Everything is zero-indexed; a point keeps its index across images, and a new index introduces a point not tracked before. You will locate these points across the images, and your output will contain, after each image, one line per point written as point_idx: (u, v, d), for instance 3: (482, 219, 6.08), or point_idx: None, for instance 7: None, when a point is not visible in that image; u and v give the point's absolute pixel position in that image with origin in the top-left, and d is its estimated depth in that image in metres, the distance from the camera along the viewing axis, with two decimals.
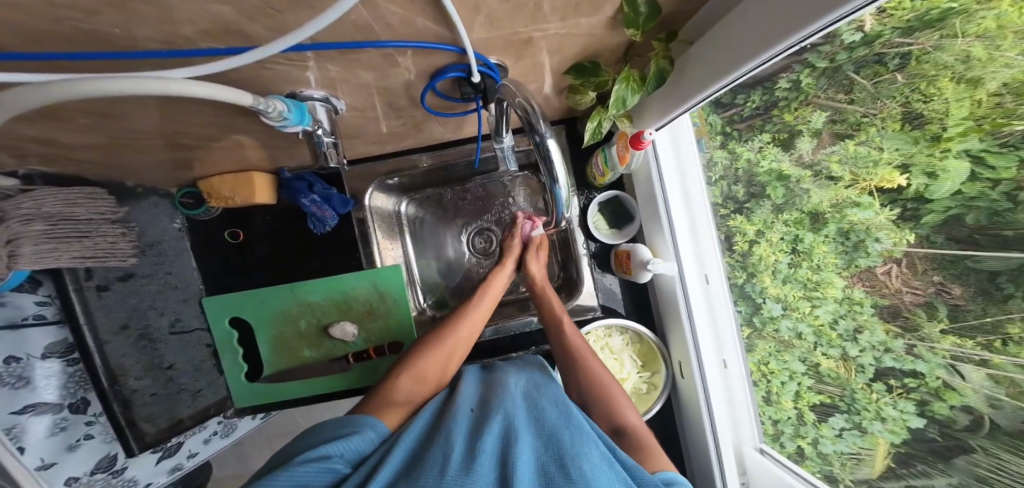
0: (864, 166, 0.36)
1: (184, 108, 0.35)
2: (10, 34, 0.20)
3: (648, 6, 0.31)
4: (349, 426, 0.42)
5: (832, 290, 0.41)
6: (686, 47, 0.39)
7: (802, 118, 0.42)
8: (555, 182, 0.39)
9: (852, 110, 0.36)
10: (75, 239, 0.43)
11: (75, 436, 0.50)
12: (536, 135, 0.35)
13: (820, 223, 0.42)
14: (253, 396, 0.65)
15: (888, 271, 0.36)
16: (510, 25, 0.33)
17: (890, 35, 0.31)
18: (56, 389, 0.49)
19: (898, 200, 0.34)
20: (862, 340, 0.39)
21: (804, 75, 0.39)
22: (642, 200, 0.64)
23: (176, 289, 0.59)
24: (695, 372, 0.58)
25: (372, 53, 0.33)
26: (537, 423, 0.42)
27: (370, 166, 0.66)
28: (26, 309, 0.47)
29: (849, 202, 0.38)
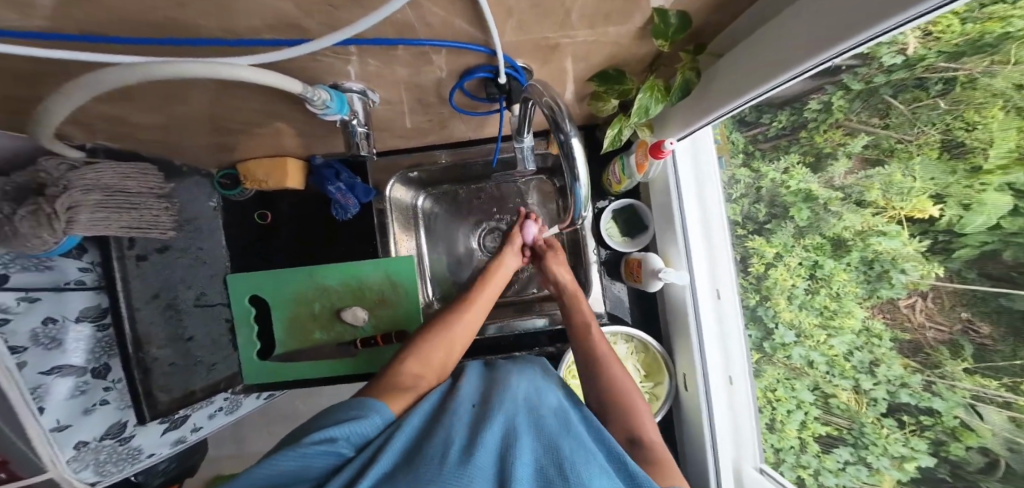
0: (897, 193, 0.34)
1: (230, 94, 0.38)
2: (95, 17, 0.22)
3: (678, 17, 0.32)
4: (356, 410, 0.41)
5: (850, 321, 0.40)
6: (714, 60, 0.38)
7: (834, 139, 0.40)
8: (577, 181, 0.39)
9: (887, 135, 0.34)
10: (126, 210, 0.46)
11: (91, 401, 0.52)
12: (562, 133, 0.36)
13: (842, 250, 0.40)
14: (265, 374, 0.67)
15: (912, 304, 0.34)
16: (541, 30, 0.34)
17: (933, 60, 0.28)
18: (84, 353, 0.52)
19: (930, 232, 0.32)
20: (877, 373, 0.38)
21: (836, 97, 0.37)
22: (657, 210, 0.64)
23: (205, 264, 0.63)
24: (699, 386, 0.57)
25: (408, 50, 0.35)
26: (537, 422, 0.42)
27: (393, 158, 0.69)
28: (69, 275, 0.51)
29: (875, 230, 0.36)
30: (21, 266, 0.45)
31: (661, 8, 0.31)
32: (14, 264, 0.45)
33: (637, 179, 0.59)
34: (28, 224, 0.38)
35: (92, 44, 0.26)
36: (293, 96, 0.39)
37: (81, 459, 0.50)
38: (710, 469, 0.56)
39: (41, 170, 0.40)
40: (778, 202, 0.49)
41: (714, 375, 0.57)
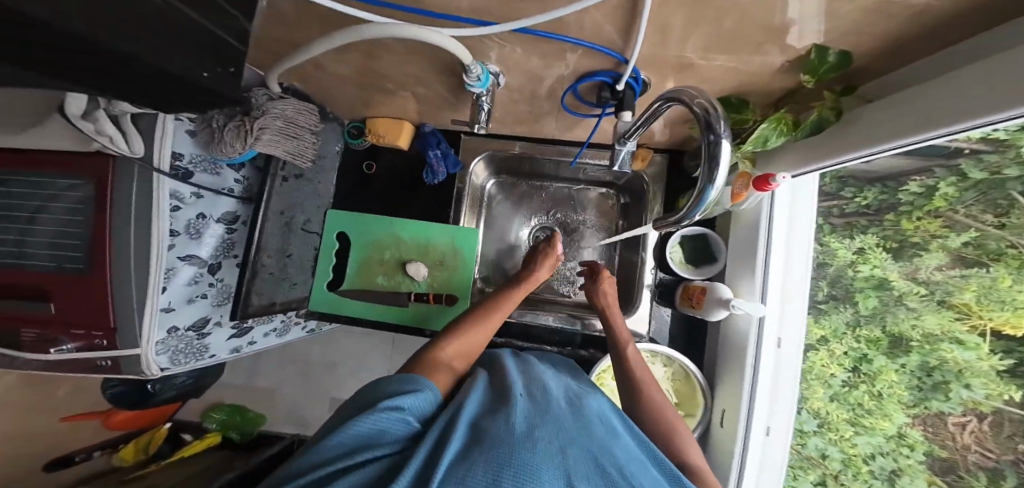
0: (992, 302, 0.39)
1: (388, 45, 0.44)
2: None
3: (837, 57, 0.33)
4: (406, 383, 0.37)
5: (886, 424, 0.48)
6: (862, 104, 0.37)
7: (925, 230, 0.44)
8: (712, 185, 0.32)
9: (997, 235, 0.39)
10: (291, 139, 0.59)
11: (196, 293, 0.61)
12: (711, 134, 0.31)
13: (900, 350, 0.47)
14: (325, 303, 0.73)
15: (963, 424, 0.43)
16: (681, 50, 0.36)
17: None
18: (211, 248, 0.62)
19: (1014, 349, 0.38)
20: (896, 482, 0.48)
21: (944, 183, 0.40)
22: (732, 242, 0.62)
23: (317, 196, 0.71)
24: (738, 427, 0.54)
25: (553, 44, 0.39)
26: (579, 410, 0.39)
27: (483, 140, 0.75)
28: (225, 182, 0.63)
29: (952, 337, 0.42)
30: (201, 167, 0.58)
31: (821, 45, 0.32)
32: (198, 164, 0.58)
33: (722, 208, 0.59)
34: (232, 135, 0.54)
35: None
36: (456, 67, 0.47)
37: (166, 342, 0.58)
38: None
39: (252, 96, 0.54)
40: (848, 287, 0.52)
41: (758, 417, 0.53)
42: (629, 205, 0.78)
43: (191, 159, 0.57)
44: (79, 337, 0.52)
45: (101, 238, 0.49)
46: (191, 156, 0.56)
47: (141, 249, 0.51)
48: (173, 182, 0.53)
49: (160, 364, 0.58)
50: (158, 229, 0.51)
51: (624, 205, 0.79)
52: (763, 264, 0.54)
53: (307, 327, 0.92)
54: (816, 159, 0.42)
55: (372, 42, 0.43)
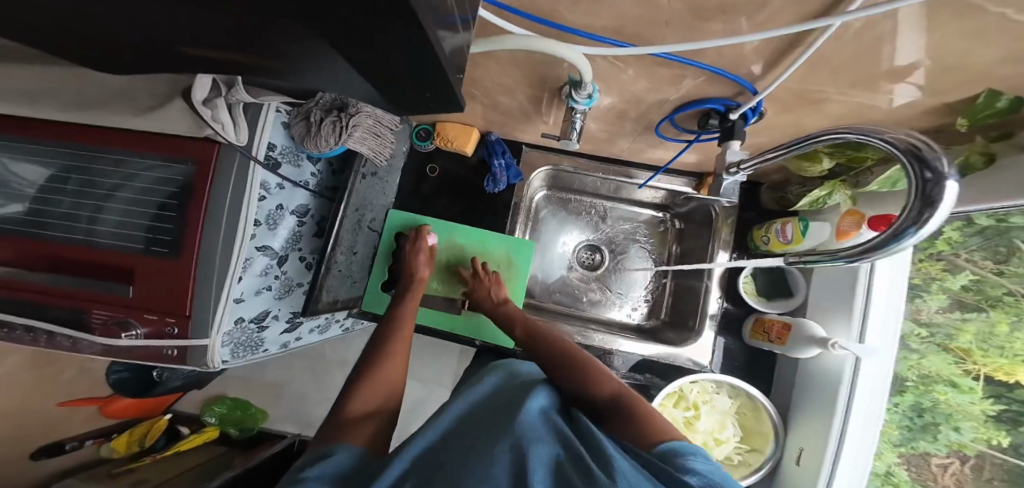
0: (990, 347, 0.44)
1: (505, 59, 0.43)
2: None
3: (1009, 103, 0.31)
4: (329, 445, 0.36)
5: (876, 462, 0.54)
6: (1018, 152, 0.35)
7: (931, 270, 0.49)
8: (915, 230, 0.24)
9: (999, 279, 0.44)
10: (377, 138, 0.60)
11: (264, 283, 0.61)
12: (930, 170, 0.23)
13: (896, 389, 0.53)
14: (380, 304, 0.72)
15: (947, 463, 0.49)
16: (822, 85, 0.36)
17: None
18: (284, 239, 0.62)
19: (1009, 397, 0.43)
20: None
21: (954, 230, 0.45)
22: (814, 279, 0.60)
23: (384, 195, 0.71)
24: (823, 476, 0.50)
25: (683, 71, 0.39)
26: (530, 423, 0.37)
27: (544, 153, 0.76)
28: (303, 175, 0.64)
29: (942, 380, 0.48)
30: (284, 158, 0.58)
31: (995, 90, 0.30)
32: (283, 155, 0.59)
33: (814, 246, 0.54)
34: (328, 130, 0.54)
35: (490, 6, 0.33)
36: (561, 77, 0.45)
37: (232, 333, 0.58)
38: None
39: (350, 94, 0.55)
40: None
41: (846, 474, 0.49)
42: (685, 230, 0.78)
43: (280, 150, 0.57)
44: (150, 322, 0.51)
45: (192, 230, 0.48)
46: (281, 147, 0.57)
47: (228, 240, 0.51)
48: (263, 172, 0.54)
49: (223, 357, 0.58)
50: (245, 215, 0.51)
51: (679, 230, 0.80)
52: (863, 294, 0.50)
53: (343, 325, 0.91)
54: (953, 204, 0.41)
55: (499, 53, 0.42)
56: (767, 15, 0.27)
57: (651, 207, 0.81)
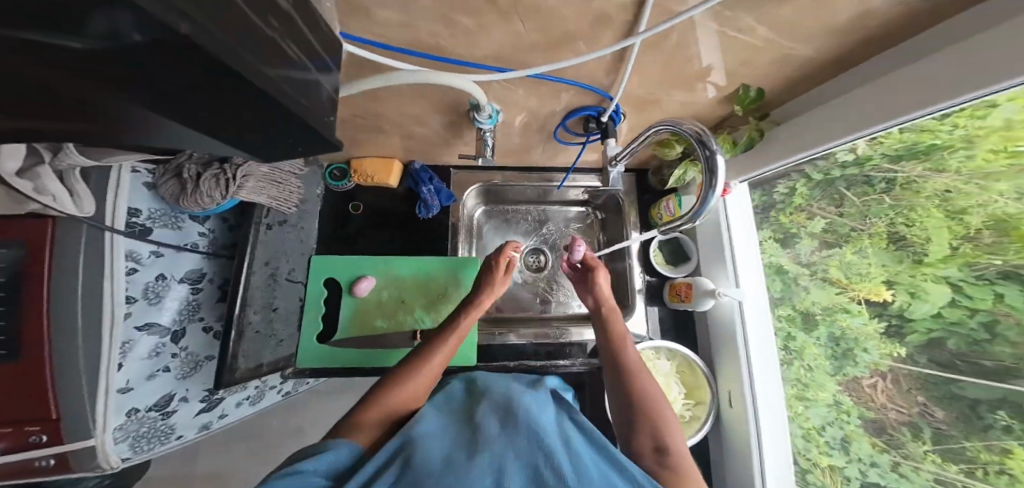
0: (857, 276, 0.53)
1: (398, 95, 0.48)
2: (401, 37, 0.34)
3: (756, 92, 0.46)
4: (328, 440, 0.40)
5: (825, 395, 0.57)
6: (773, 126, 0.51)
7: (797, 220, 0.62)
8: (712, 190, 0.42)
9: (844, 222, 0.55)
10: (275, 185, 0.58)
11: (158, 365, 0.55)
12: (707, 150, 0.41)
13: (811, 324, 0.60)
14: (319, 357, 0.66)
15: (873, 384, 0.51)
16: (651, 89, 0.48)
17: (876, 158, 0.47)
18: (172, 313, 0.57)
19: (885, 315, 0.50)
20: (849, 450, 0.54)
21: (801, 185, 0.59)
22: (699, 234, 0.73)
23: (300, 243, 0.67)
24: (746, 405, 0.61)
25: (553, 85, 0.47)
26: (530, 432, 0.41)
27: (470, 173, 0.80)
28: (188, 238, 0.60)
29: (841, 308, 0.55)
30: (161, 223, 0.56)
31: (746, 84, 0.45)
32: (158, 220, 0.55)
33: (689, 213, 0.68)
34: (210, 185, 0.52)
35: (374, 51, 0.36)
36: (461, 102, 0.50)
37: (126, 428, 0.52)
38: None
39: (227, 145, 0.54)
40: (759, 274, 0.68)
41: (761, 396, 0.61)
42: (606, 219, 0.88)
43: (150, 215, 0.54)
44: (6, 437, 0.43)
45: (38, 324, 0.42)
46: (149, 211, 0.54)
47: (80, 329, 0.45)
48: (126, 243, 0.51)
49: (120, 454, 0.52)
50: (111, 300, 0.48)
51: (602, 220, 0.88)
52: (728, 242, 0.67)
53: (283, 390, 0.83)
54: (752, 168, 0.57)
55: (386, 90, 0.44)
56: (590, 38, 0.36)
57: (577, 204, 0.89)
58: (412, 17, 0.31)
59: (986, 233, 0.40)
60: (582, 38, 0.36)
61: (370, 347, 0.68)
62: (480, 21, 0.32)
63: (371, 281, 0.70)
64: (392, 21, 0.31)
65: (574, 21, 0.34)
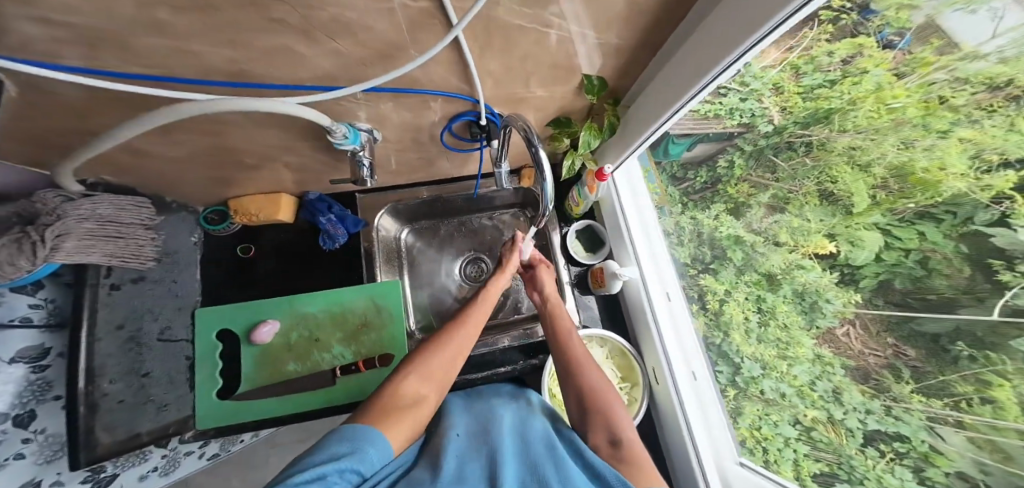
0: (802, 235, 0.52)
1: (242, 130, 0.44)
2: (189, 68, 0.32)
3: (598, 80, 0.52)
4: (349, 441, 0.42)
5: (803, 350, 0.52)
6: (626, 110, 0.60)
7: (742, 190, 0.62)
8: (545, 180, 0.48)
9: (780, 184, 0.55)
10: (113, 240, 0.49)
11: (4, 454, 0.48)
12: (532, 147, 0.44)
13: (776, 283, 0.56)
14: (219, 416, 0.60)
15: (847, 332, 0.46)
16: (510, 86, 0.50)
17: (793, 127, 0.50)
18: (10, 397, 0.48)
19: (836, 265, 0.47)
20: (844, 402, 0.47)
21: (737, 156, 0.61)
22: (609, 223, 0.82)
23: (175, 297, 0.61)
24: (666, 375, 0.68)
25: (414, 98, 0.47)
26: (522, 452, 0.50)
27: (382, 195, 0.77)
28: (17, 311, 0.50)
29: (797, 265, 0.53)
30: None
31: (586, 74, 0.50)
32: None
33: (590, 200, 0.74)
34: (6, 252, 0.39)
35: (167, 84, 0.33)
36: (323, 136, 0.49)
37: None
38: (694, 461, 0.62)
39: (36, 200, 0.42)
40: (716, 244, 0.68)
41: (676, 363, 0.69)
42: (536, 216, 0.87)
43: None
44: None
45: None
46: None
47: None
48: None
49: None
50: None
51: (531, 218, 0.88)
52: (622, 213, 0.78)
53: (204, 453, 0.77)
54: (627, 144, 0.62)
55: (211, 123, 0.41)
56: (412, 50, 0.36)
57: (506, 207, 0.88)
58: (189, 45, 0.28)
59: (893, 181, 0.40)
60: (411, 47, 0.36)
61: (284, 394, 0.63)
62: (276, 43, 0.30)
63: (274, 326, 0.65)
64: (163, 52, 0.29)
65: (390, 34, 0.33)
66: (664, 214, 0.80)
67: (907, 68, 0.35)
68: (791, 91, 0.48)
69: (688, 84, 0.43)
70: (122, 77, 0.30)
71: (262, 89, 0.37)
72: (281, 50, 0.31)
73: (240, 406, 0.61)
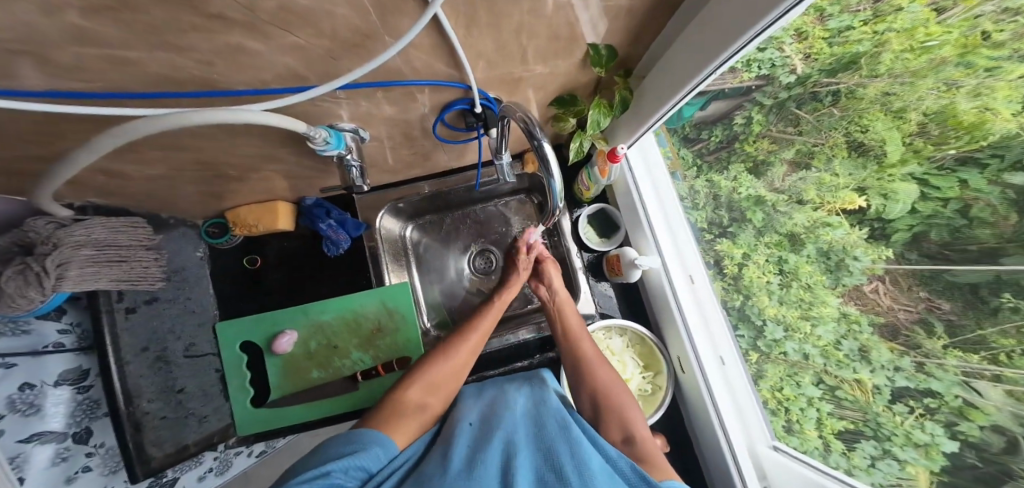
0: (830, 192, 0.47)
1: (222, 139, 0.41)
2: (135, 78, 0.28)
3: (607, 50, 0.46)
4: (353, 441, 0.42)
5: (828, 308, 0.49)
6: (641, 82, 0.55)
7: (762, 147, 0.57)
8: (552, 178, 0.44)
9: (803, 139, 0.50)
10: (116, 264, 0.48)
11: (75, 467, 0.50)
12: (535, 140, 0.40)
13: (799, 244, 0.53)
14: (256, 423, 0.64)
15: (875, 288, 0.44)
16: (505, 67, 0.45)
17: (818, 76, 0.45)
18: (63, 417, 0.49)
19: (866, 221, 0.44)
20: (871, 359, 0.45)
21: (755, 112, 0.56)
22: (624, 207, 0.76)
23: (194, 313, 0.62)
24: (695, 366, 0.64)
25: (398, 90, 0.43)
26: (536, 436, 0.47)
27: (381, 193, 0.73)
28: (47, 337, 0.49)
29: (823, 223, 0.49)
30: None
31: (593, 43, 0.44)
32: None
33: (602, 184, 0.70)
34: (14, 285, 0.38)
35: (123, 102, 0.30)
36: (305, 140, 0.46)
37: None
38: (723, 447, 0.59)
39: (28, 230, 0.40)
40: (736, 207, 0.64)
41: (705, 350, 0.65)
42: (543, 202, 0.82)
43: None
44: None
45: None
46: None
47: None
48: None
49: None
50: None
51: (539, 204, 0.83)
52: (636, 189, 0.73)
53: (253, 451, 0.78)
54: (641, 124, 0.58)
55: (185, 134, 0.38)
56: (384, 38, 0.31)
57: (511, 194, 0.84)
58: (124, 52, 0.24)
59: (933, 124, 0.36)
60: (384, 33, 0.31)
61: (311, 401, 0.65)
62: (225, 42, 0.26)
63: (293, 336, 0.66)
64: (98, 65, 0.25)
65: (356, 20, 0.28)
66: (679, 179, 0.74)
67: (946, 1, 0.32)
68: (816, 36, 0.43)
69: (714, 52, 0.38)
70: (78, 98, 0.28)
71: (234, 97, 0.34)
72: (235, 50, 0.28)
73: (273, 414, 0.64)
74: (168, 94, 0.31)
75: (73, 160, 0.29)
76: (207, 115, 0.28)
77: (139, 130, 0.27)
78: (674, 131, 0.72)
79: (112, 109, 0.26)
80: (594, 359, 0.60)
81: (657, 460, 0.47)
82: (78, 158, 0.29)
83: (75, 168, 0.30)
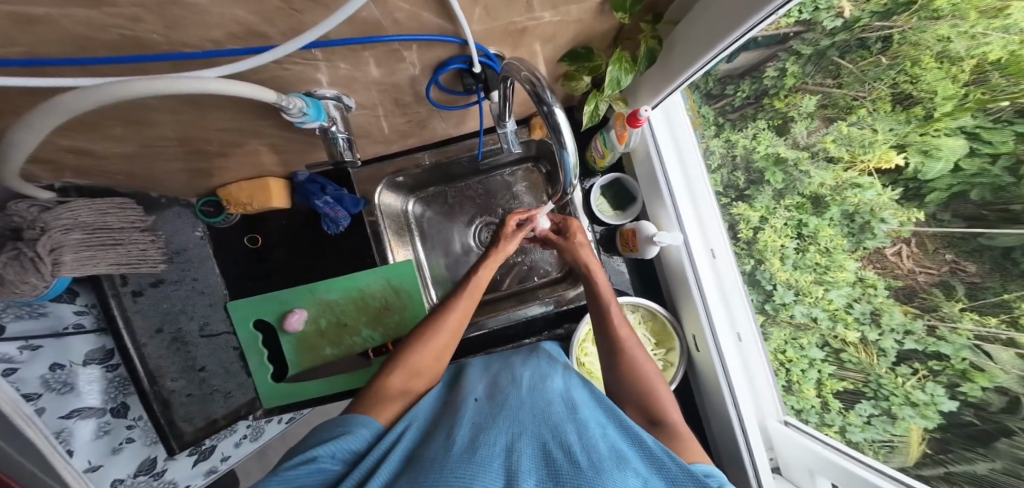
0: (861, 147, 0.41)
1: (193, 112, 0.37)
2: (58, 42, 0.23)
3: None
4: (340, 428, 0.42)
5: (844, 273, 0.45)
6: (672, 28, 0.46)
7: (792, 102, 0.49)
8: (565, 149, 0.39)
9: (841, 92, 0.42)
10: (110, 248, 0.46)
11: (118, 439, 0.54)
12: (544, 106, 0.35)
13: (822, 206, 0.47)
14: (279, 396, 0.67)
15: (898, 252, 0.39)
16: (507, 15, 0.38)
17: (868, 19, 0.37)
18: (98, 394, 0.52)
19: (900, 180, 0.38)
20: (882, 322, 0.42)
21: (790, 63, 0.47)
22: (642, 176, 0.69)
23: (203, 294, 0.62)
24: (706, 343, 0.61)
25: (380, 48, 0.36)
26: (543, 417, 0.44)
27: (377, 166, 0.69)
28: (66, 319, 0.50)
29: (850, 183, 0.43)
30: (13, 315, 0.44)
31: None
32: (5, 314, 0.44)
33: (618, 150, 0.63)
34: (13, 272, 0.37)
35: (55, 69, 0.26)
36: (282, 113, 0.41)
37: None
38: (733, 420, 0.57)
39: (10, 213, 0.38)
40: (754, 168, 0.57)
41: (721, 329, 0.60)
42: (551, 172, 0.77)
43: None
44: None
45: None
46: None
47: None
48: None
49: None
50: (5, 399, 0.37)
51: (547, 173, 0.77)
52: (657, 150, 0.65)
53: (282, 418, 0.82)
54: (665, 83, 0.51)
55: (149, 108, 0.34)
56: None
57: (516, 162, 0.77)
58: (29, 9, 0.20)
59: (992, 71, 0.29)
60: None
61: (328, 376, 0.67)
62: None
63: (301, 314, 0.66)
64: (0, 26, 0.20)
65: None
66: (701, 138, 0.66)
67: None
68: None
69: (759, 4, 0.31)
70: None
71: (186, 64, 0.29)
72: (166, 2, 0.22)
73: (296, 387, 0.67)
74: (103, 59, 0.26)
75: (23, 145, 0.27)
76: (155, 84, 0.24)
77: (79, 107, 0.24)
78: (696, 86, 0.63)
79: (35, 79, 0.21)
80: (623, 332, 0.57)
81: (686, 439, 0.45)
82: (18, 135, 0.25)
83: (26, 146, 0.27)
